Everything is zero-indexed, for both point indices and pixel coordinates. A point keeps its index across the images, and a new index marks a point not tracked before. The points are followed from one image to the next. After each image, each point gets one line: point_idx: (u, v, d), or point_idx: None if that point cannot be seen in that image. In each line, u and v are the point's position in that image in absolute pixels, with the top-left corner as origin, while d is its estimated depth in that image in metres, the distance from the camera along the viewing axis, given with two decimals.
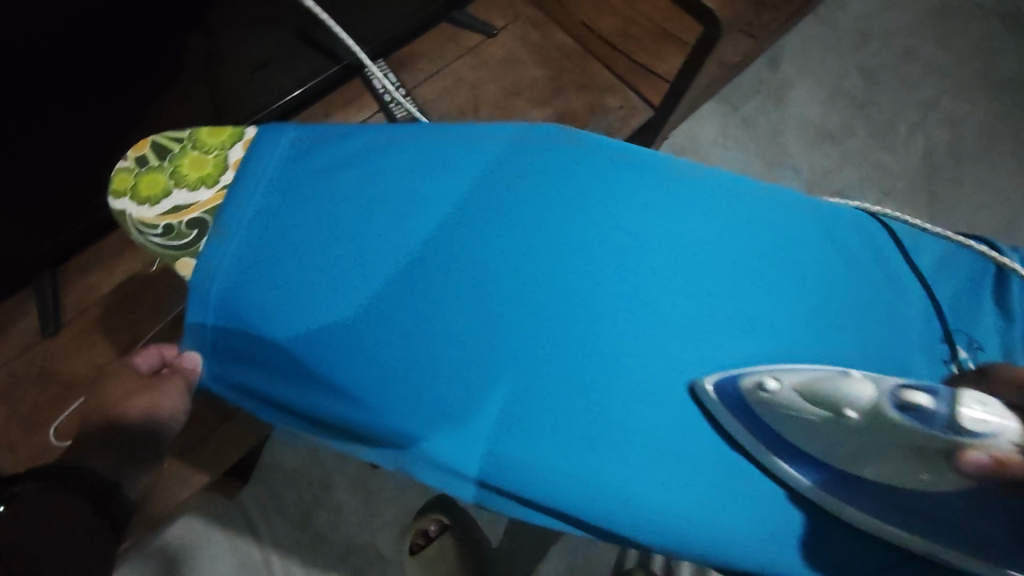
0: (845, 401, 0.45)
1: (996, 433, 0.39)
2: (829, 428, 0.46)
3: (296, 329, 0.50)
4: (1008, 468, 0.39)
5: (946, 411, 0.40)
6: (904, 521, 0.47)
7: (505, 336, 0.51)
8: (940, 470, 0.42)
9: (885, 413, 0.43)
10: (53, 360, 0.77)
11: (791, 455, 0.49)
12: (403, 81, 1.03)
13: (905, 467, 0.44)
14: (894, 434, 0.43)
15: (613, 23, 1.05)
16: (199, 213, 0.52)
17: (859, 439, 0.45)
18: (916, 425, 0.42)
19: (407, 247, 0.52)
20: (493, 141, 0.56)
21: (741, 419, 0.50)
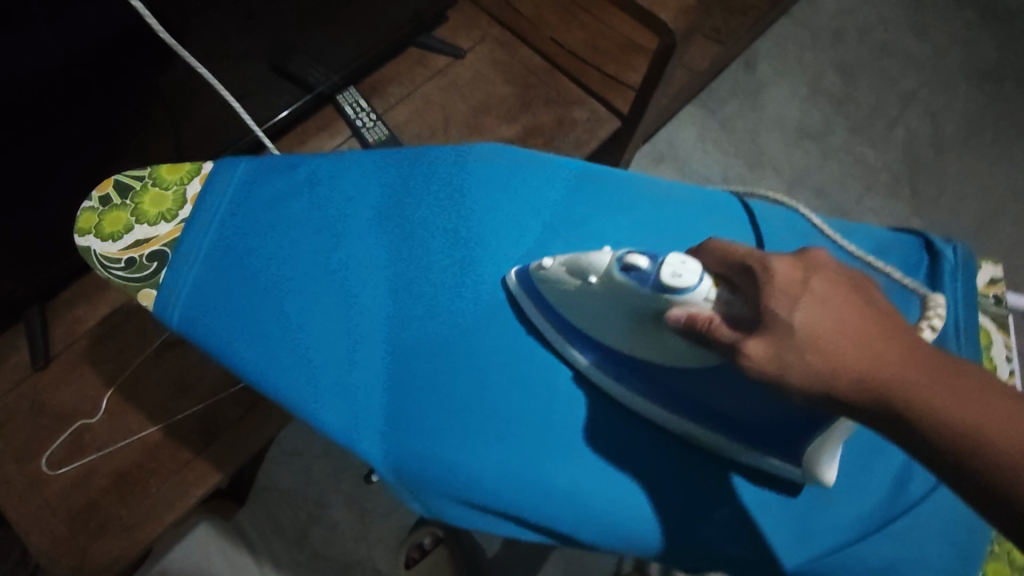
0: (590, 268, 0.51)
1: (690, 289, 0.44)
2: (583, 296, 0.53)
3: (260, 352, 0.52)
4: (696, 322, 0.44)
5: (657, 271, 0.46)
6: (673, 403, 0.55)
7: (460, 347, 0.56)
8: (657, 330, 0.50)
9: (613, 275, 0.49)
10: (42, 393, 0.79)
11: (579, 340, 0.57)
12: (374, 106, 1.07)
13: (650, 342, 0.52)
14: (620, 292, 0.49)
15: (582, 36, 1.13)
16: (161, 246, 0.52)
17: (603, 302, 0.51)
18: (634, 284, 0.47)
19: (365, 270, 0.55)
20: (441, 166, 0.60)
21: (541, 309, 0.57)
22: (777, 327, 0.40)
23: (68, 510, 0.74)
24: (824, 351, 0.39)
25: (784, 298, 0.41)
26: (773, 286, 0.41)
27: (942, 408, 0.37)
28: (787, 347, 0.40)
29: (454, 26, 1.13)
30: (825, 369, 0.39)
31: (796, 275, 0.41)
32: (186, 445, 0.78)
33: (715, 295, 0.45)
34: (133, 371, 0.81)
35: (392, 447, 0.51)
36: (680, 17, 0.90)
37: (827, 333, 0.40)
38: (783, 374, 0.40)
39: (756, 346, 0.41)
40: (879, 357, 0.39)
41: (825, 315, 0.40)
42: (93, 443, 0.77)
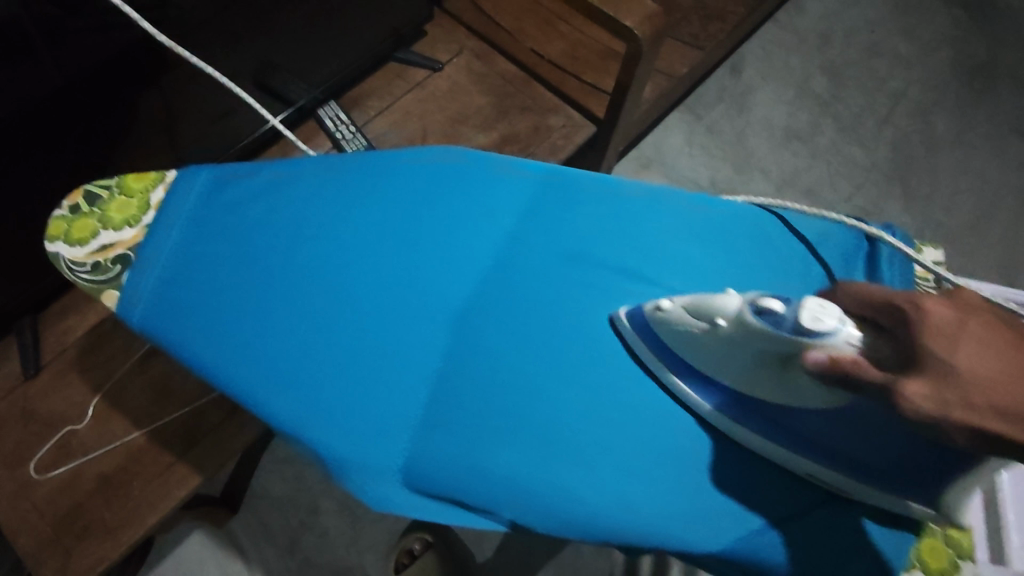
0: (717, 311, 0.48)
1: (835, 334, 0.39)
2: (709, 339, 0.50)
3: (214, 349, 0.52)
4: (843, 367, 0.37)
5: (792, 313, 0.41)
6: (801, 447, 0.51)
7: (404, 339, 0.53)
8: (789, 372, 0.45)
9: (743, 319, 0.45)
10: (33, 400, 0.82)
11: (699, 382, 0.54)
12: (354, 118, 1.10)
13: (783, 386, 0.47)
14: (756, 338, 0.45)
15: (562, 47, 1.19)
16: (124, 250, 0.55)
17: (731, 345, 0.48)
18: (769, 329, 0.43)
19: (317, 263, 0.54)
20: (401, 165, 0.59)
21: (657, 347, 0.54)
22: (930, 367, 0.34)
23: (54, 513, 0.77)
24: (994, 398, 0.32)
25: (942, 339, 0.34)
26: (926, 327, 0.34)
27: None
28: (953, 388, 0.33)
29: (433, 40, 1.16)
30: (990, 409, 0.32)
31: (953, 315, 0.34)
32: (169, 449, 0.81)
33: (858, 337, 0.38)
34: (119, 378, 0.83)
35: (341, 440, 0.50)
36: (646, 23, 0.92)
37: (1001, 377, 0.33)
38: (948, 419, 0.33)
39: (913, 385, 0.34)
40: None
41: (997, 359, 0.33)
42: (79, 449, 0.80)
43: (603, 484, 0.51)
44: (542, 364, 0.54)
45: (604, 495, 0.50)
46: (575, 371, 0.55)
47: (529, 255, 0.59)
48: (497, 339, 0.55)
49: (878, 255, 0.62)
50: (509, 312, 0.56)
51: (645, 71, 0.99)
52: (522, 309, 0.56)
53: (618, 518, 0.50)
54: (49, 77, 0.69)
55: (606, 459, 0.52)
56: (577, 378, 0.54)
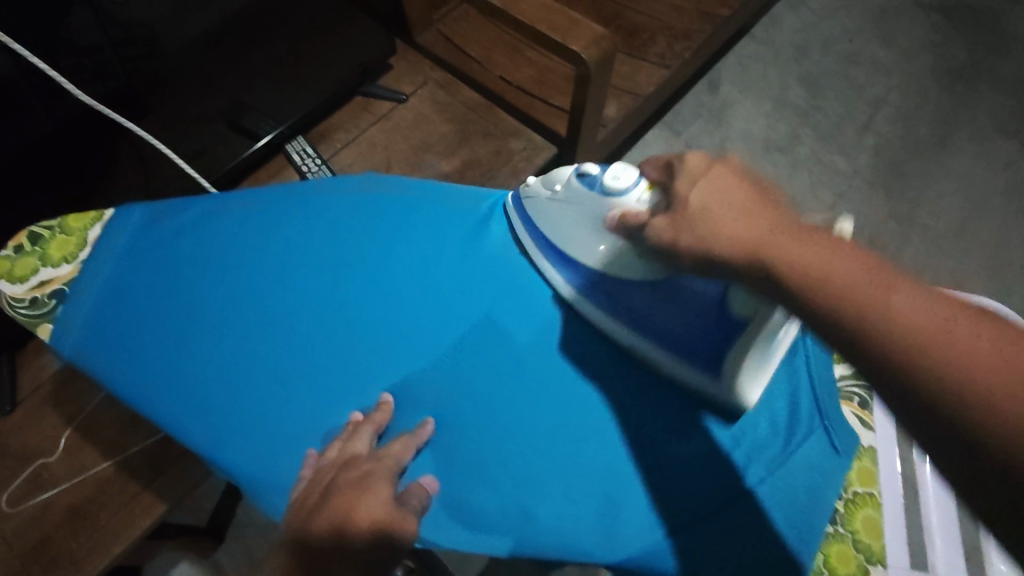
0: (556, 177, 0.55)
1: (628, 194, 0.51)
2: (550, 203, 0.56)
3: (136, 378, 0.54)
4: (626, 218, 0.51)
5: (601, 175, 0.52)
6: (626, 320, 0.55)
7: (316, 364, 0.54)
8: (601, 228, 0.53)
9: (569, 183, 0.54)
10: (8, 435, 0.85)
11: (560, 260, 0.58)
12: (321, 151, 1.14)
13: (594, 248, 0.55)
14: (574, 200, 0.54)
15: (529, 73, 1.23)
16: (61, 285, 0.58)
17: (563, 208, 0.55)
18: (585, 189, 0.53)
19: (233, 291, 0.57)
20: (328, 196, 0.62)
21: (528, 230, 0.59)
22: (679, 206, 0.47)
23: (23, 546, 0.79)
24: (709, 220, 0.46)
25: (688, 180, 0.47)
26: (685, 172, 0.48)
27: (824, 275, 0.40)
28: (684, 220, 0.47)
29: (398, 73, 1.21)
30: (707, 235, 0.45)
31: (703, 164, 0.48)
32: (135, 479, 0.83)
33: (646, 198, 0.50)
34: (91, 411, 0.86)
35: (251, 461, 0.51)
36: (592, 46, 0.95)
37: (721, 210, 0.45)
38: (676, 243, 0.47)
39: (659, 221, 0.48)
40: (761, 230, 0.44)
41: (724, 195, 0.46)
42: (50, 480, 0.82)
43: (512, 495, 0.50)
44: (448, 381, 0.54)
45: (504, 509, 0.50)
46: (504, 391, 0.54)
47: (441, 278, 0.58)
48: (408, 363, 0.55)
49: None
50: (416, 336, 0.56)
51: (597, 92, 1.02)
52: (431, 330, 0.56)
53: (531, 535, 0.49)
54: (36, 125, 0.79)
55: (513, 477, 0.51)
56: (484, 399, 0.53)
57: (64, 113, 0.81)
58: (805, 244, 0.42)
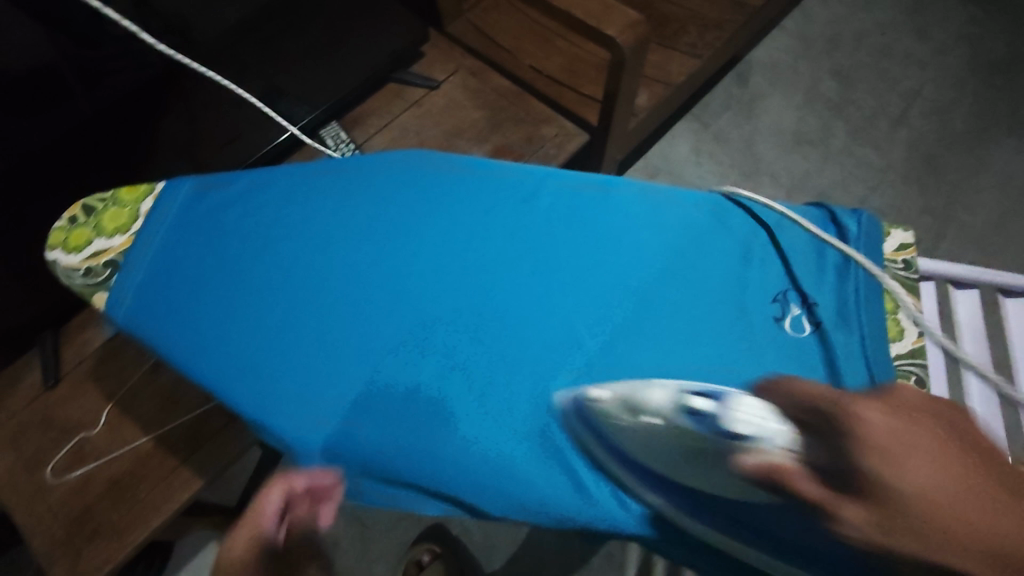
0: (646, 408, 0.45)
1: (768, 437, 0.38)
2: (638, 433, 0.46)
3: (190, 345, 0.55)
4: (788, 473, 0.38)
5: (724, 415, 0.40)
6: (739, 533, 0.47)
7: (363, 331, 0.55)
8: (724, 469, 0.42)
9: (678, 421, 0.42)
10: (52, 408, 0.87)
11: (645, 478, 0.49)
12: (354, 136, 1.15)
13: (713, 476, 0.44)
14: (683, 436, 0.43)
15: (560, 62, 1.24)
16: (114, 255, 0.59)
17: (660, 442, 0.45)
18: (702, 430, 0.41)
19: (283, 260, 0.57)
20: (372, 170, 0.63)
21: (606, 445, 0.49)
22: (878, 493, 0.35)
23: (66, 515, 0.81)
24: (934, 519, 0.33)
25: (877, 456, 0.35)
26: (862, 437, 0.35)
27: (984, 529, 0.33)
28: (889, 516, 0.34)
29: (430, 61, 1.21)
30: (942, 539, 0.33)
31: (891, 427, 0.35)
32: (174, 453, 0.84)
33: (794, 444, 0.38)
34: (131, 386, 0.88)
35: (300, 426, 0.52)
36: (627, 32, 0.94)
37: (942, 498, 0.33)
38: (882, 541, 0.35)
39: (852, 507, 0.36)
40: (993, 521, 0.33)
41: (941, 471, 0.34)
42: (92, 453, 0.84)
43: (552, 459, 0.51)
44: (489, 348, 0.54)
45: (547, 477, 0.50)
46: (550, 357, 0.55)
47: (484, 248, 0.59)
48: (452, 330, 0.55)
49: (846, 236, 0.61)
50: (460, 304, 0.56)
51: (631, 78, 1.01)
52: (475, 301, 0.56)
53: (561, 500, 0.50)
54: (79, 107, 0.79)
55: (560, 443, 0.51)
56: (527, 367, 0.54)
57: (105, 96, 0.81)
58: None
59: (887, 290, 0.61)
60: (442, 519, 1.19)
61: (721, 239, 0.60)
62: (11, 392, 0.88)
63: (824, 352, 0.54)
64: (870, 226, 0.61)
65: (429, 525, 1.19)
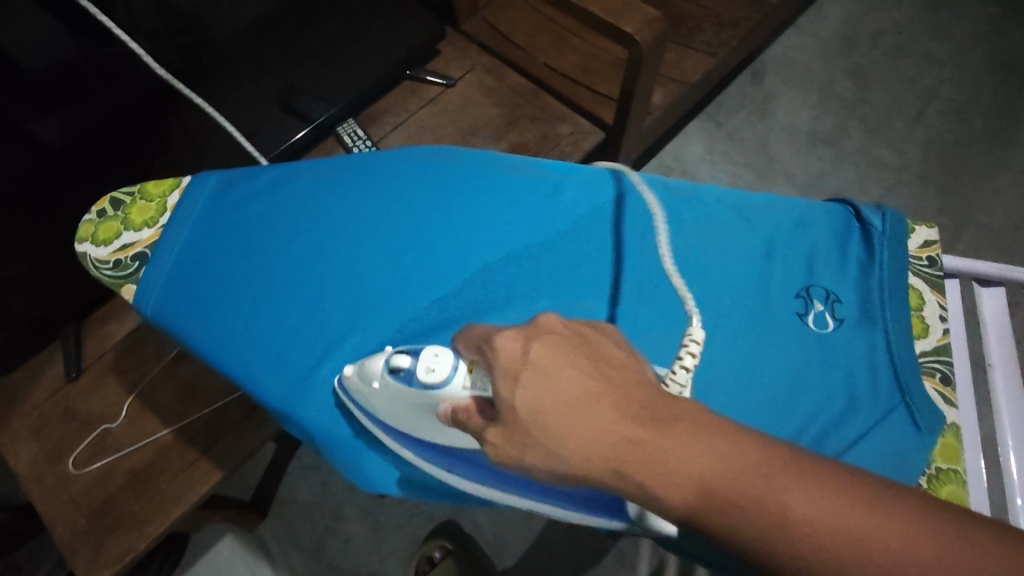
0: (368, 373, 0.48)
1: (448, 382, 0.41)
2: (372, 396, 0.49)
3: (215, 337, 0.55)
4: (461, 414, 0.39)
5: (416, 369, 0.43)
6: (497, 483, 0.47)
7: (384, 323, 0.55)
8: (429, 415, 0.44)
9: (385, 380, 0.46)
10: (74, 400, 0.88)
11: (403, 437, 0.50)
12: (371, 133, 1.15)
13: (430, 424, 0.46)
14: (394, 393, 0.46)
15: (576, 60, 1.24)
16: (142, 248, 0.60)
17: (387, 403, 0.48)
18: (401, 384, 0.44)
19: (303, 253, 0.58)
20: (394, 165, 0.63)
21: (365, 413, 0.51)
22: (508, 417, 0.35)
23: (88, 505, 0.82)
24: (556, 432, 0.33)
25: (507, 380, 0.35)
26: (498, 366, 0.35)
27: (596, 437, 0.32)
28: (516, 441, 0.34)
29: (446, 58, 1.22)
30: (573, 454, 0.33)
31: (520, 350, 0.35)
32: (193, 446, 0.85)
33: (472, 382, 0.40)
34: (151, 379, 0.89)
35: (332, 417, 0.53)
36: (645, 29, 0.94)
37: (563, 413, 0.33)
38: (526, 464, 0.34)
39: (495, 433, 0.36)
40: (605, 431, 0.32)
41: (565, 387, 0.33)
42: (113, 445, 0.85)
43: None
44: None
45: None
46: None
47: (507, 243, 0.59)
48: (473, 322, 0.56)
49: (871, 233, 0.61)
50: (480, 297, 0.57)
51: (648, 75, 1.01)
52: (496, 294, 0.57)
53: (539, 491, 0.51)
54: (98, 107, 0.80)
55: None
56: None
57: (123, 96, 0.81)
58: (683, 434, 0.32)
59: (912, 288, 0.61)
60: (454, 515, 1.19)
61: (744, 232, 0.60)
62: (34, 384, 0.90)
63: (846, 350, 0.56)
64: (895, 224, 0.60)
65: (441, 521, 1.20)
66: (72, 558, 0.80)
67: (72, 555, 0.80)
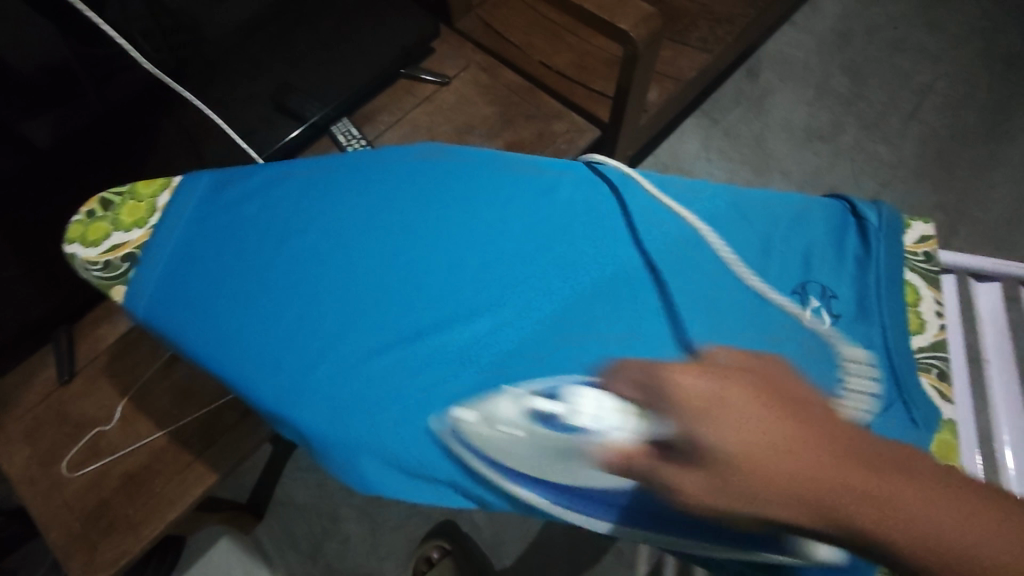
0: (498, 419, 0.50)
1: (608, 426, 0.41)
2: (506, 443, 0.49)
3: (208, 338, 0.55)
4: (626, 456, 0.39)
5: (567, 412, 0.45)
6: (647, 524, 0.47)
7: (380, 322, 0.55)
8: (578, 458, 0.45)
9: (531, 426, 0.48)
10: (67, 404, 0.88)
11: (530, 481, 0.50)
12: (365, 132, 1.15)
13: (576, 468, 0.47)
14: (537, 439, 0.48)
15: (571, 57, 1.24)
16: (132, 248, 0.59)
17: (528, 448, 0.49)
18: (548, 430, 0.47)
19: (298, 253, 0.57)
20: (389, 164, 0.63)
21: (480, 457, 0.50)
22: (710, 459, 0.34)
23: (82, 509, 0.81)
24: (763, 476, 0.32)
25: (703, 418, 0.34)
26: (682, 404, 0.35)
27: (804, 481, 0.31)
28: (720, 483, 0.34)
29: (440, 56, 1.21)
30: (783, 499, 0.31)
31: (709, 388, 0.35)
32: (188, 448, 0.85)
33: (632, 423, 0.39)
34: (145, 381, 0.88)
35: (325, 419, 0.52)
36: (640, 25, 0.94)
37: (763, 454, 0.32)
38: (730, 508, 0.33)
39: (692, 478, 0.35)
40: (812, 469, 0.31)
41: (759, 427, 0.33)
42: (107, 448, 0.85)
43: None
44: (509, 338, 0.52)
45: None
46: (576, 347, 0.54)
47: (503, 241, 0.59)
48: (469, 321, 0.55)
49: (865, 230, 0.61)
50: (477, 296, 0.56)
51: (644, 71, 1.00)
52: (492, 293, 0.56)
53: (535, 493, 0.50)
54: (90, 109, 0.79)
55: None
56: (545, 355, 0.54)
57: (116, 97, 0.80)
58: (891, 471, 0.30)
59: (908, 283, 0.60)
60: (452, 515, 1.19)
61: (740, 228, 0.60)
62: (27, 388, 0.89)
63: (843, 346, 0.55)
64: (887, 221, 0.61)
65: (439, 521, 1.19)
66: (66, 562, 0.79)
67: (66, 560, 0.79)
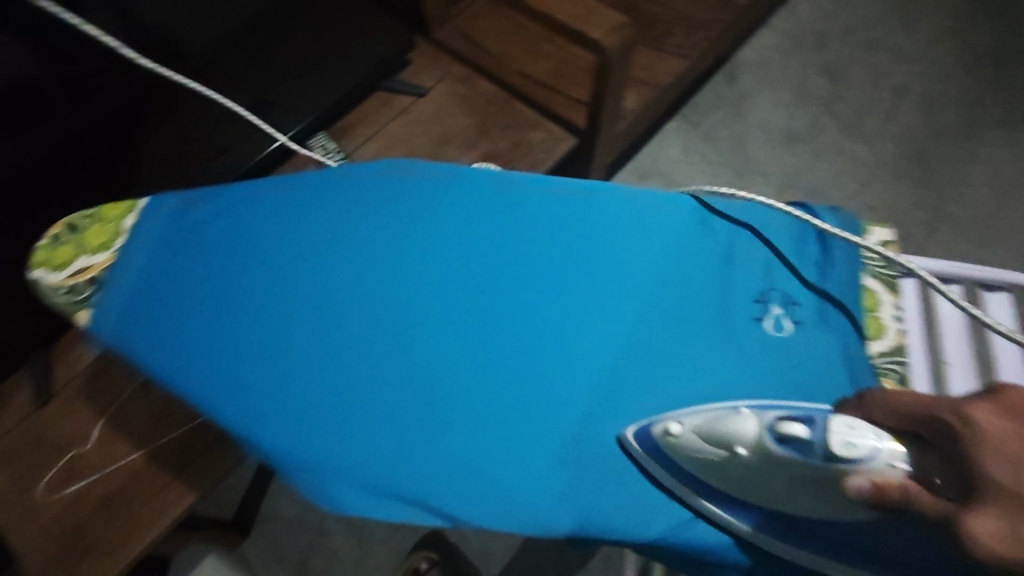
0: (736, 438, 0.47)
1: (875, 455, 0.41)
2: (727, 466, 0.48)
3: (174, 363, 0.55)
4: (888, 492, 0.40)
5: (825, 435, 0.44)
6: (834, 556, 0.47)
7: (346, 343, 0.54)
8: (825, 485, 0.45)
9: (768, 447, 0.46)
10: (43, 426, 0.87)
11: (732, 503, 0.49)
12: (343, 146, 1.15)
13: (817, 494, 0.46)
14: (771, 462, 0.46)
15: (548, 66, 1.25)
16: (97, 272, 0.59)
17: (757, 472, 0.47)
18: (797, 455, 0.45)
19: (265, 273, 0.57)
20: (352, 179, 0.62)
21: (680, 476, 0.50)
22: (994, 492, 0.36)
23: (59, 532, 0.81)
24: None
25: (1004, 460, 0.36)
26: (983, 443, 0.37)
27: None
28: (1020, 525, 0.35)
29: (418, 68, 1.22)
30: None
31: (1006, 426, 0.37)
32: (166, 469, 0.85)
33: (902, 459, 0.41)
34: (122, 401, 0.88)
35: (290, 442, 0.52)
36: (612, 34, 0.94)
37: None
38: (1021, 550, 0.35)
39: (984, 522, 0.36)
40: None
41: None
42: (84, 470, 0.84)
43: (545, 465, 0.51)
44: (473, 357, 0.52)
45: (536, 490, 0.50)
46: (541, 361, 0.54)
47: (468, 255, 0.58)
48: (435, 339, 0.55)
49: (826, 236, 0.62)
50: (443, 312, 0.56)
51: (618, 79, 1.01)
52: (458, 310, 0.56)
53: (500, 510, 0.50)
54: (64, 116, 0.78)
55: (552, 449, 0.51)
56: (511, 371, 0.54)
57: (92, 107, 0.80)
58: None
59: (867, 289, 0.61)
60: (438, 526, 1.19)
61: (703, 238, 0.60)
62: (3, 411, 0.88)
63: (804, 354, 0.55)
64: (848, 226, 0.61)
65: (426, 533, 1.19)
66: None
67: None
